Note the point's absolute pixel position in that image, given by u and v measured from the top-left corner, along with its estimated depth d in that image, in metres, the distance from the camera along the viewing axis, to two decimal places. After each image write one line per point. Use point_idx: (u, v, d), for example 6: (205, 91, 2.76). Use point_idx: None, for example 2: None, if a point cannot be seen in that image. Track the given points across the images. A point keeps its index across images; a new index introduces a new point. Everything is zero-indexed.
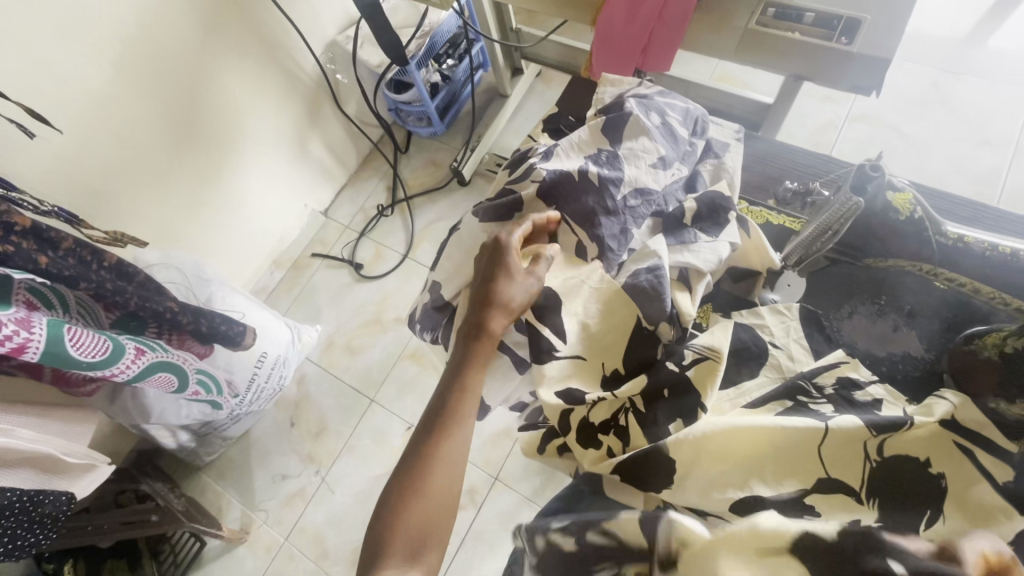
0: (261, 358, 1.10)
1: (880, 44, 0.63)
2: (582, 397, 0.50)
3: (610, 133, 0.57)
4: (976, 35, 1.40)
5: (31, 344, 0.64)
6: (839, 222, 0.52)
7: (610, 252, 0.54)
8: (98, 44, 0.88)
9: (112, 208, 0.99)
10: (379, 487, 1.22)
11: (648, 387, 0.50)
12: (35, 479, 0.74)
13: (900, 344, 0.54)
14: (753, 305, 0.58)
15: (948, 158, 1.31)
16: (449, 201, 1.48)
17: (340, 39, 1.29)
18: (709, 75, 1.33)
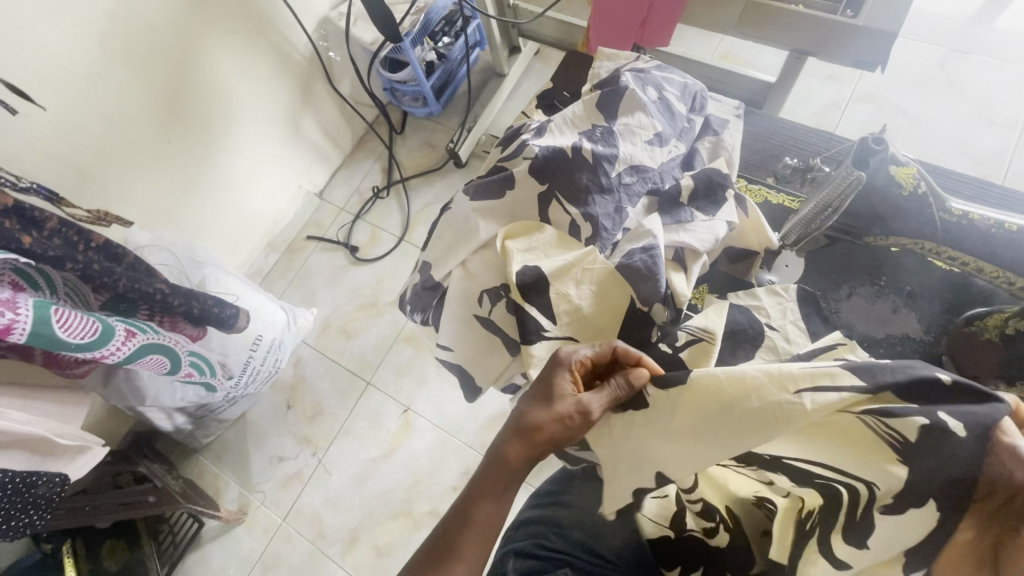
0: (257, 342, 1.09)
1: (886, 16, 0.60)
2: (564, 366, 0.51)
3: (604, 109, 0.56)
4: (985, 13, 1.37)
5: (17, 324, 0.63)
6: (841, 199, 0.51)
7: (604, 232, 0.52)
8: (81, 17, 0.85)
9: (101, 187, 0.97)
10: (375, 469, 1.22)
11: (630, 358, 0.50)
12: (28, 460, 0.74)
13: (899, 325, 0.53)
14: (750, 286, 0.57)
15: (952, 139, 1.29)
16: (445, 182, 1.46)
17: (333, 15, 1.26)
18: (712, 54, 1.30)
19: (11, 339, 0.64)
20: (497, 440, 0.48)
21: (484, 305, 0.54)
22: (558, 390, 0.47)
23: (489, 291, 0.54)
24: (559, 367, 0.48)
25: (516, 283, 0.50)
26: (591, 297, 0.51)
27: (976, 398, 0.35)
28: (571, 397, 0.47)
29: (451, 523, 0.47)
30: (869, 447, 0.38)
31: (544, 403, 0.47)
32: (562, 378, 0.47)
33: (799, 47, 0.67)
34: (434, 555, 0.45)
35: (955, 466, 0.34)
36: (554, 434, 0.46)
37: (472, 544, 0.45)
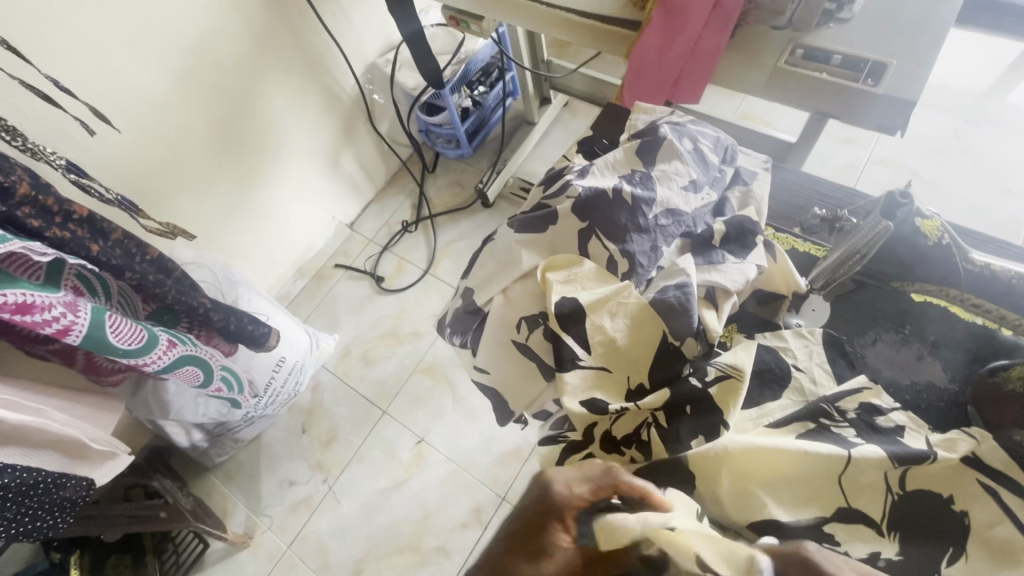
0: (280, 363, 1.12)
1: (904, 87, 0.65)
2: (605, 407, 0.50)
3: (644, 155, 0.59)
4: (996, 88, 1.44)
5: (75, 326, 0.66)
6: (869, 246, 0.52)
7: (640, 268, 0.54)
8: (161, 53, 0.93)
9: (154, 204, 1.03)
10: (385, 500, 1.21)
11: (670, 401, 0.49)
12: (60, 462, 0.75)
13: (923, 373, 0.54)
14: (778, 328, 0.58)
15: (968, 205, 1.32)
16: (471, 221, 1.52)
17: (380, 62, 1.36)
18: (733, 113, 1.37)
19: (67, 340, 0.68)
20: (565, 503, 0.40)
21: (521, 332, 0.56)
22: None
23: (527, 319, 0.56)
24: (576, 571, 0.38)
25: (554, 312, 0.53)
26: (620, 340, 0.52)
27: (945, 496, 0.43)
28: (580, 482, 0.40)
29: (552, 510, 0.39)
30: (862, 533, 0.43)
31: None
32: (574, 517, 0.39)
33: (824, 109, 0.69)
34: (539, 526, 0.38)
35: (937, 547, 0.42)
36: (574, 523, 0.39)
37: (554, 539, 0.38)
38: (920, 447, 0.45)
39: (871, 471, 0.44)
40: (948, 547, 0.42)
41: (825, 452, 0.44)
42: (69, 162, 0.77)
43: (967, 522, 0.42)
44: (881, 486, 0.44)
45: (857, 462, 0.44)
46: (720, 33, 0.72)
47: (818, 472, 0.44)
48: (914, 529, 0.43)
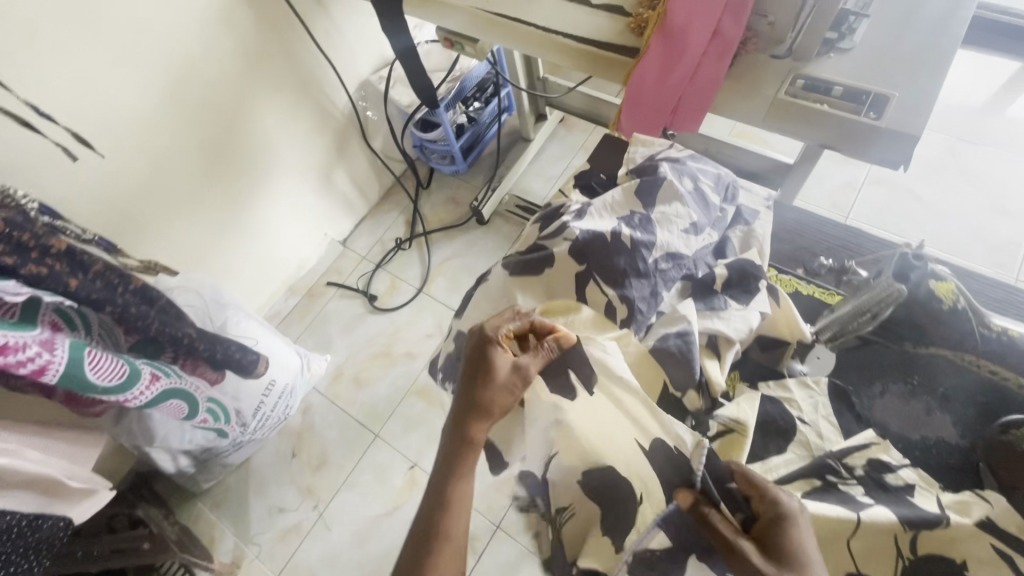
0: (270, 386, 1.09)
1: (906, 120, 0.64)
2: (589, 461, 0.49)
3: (644, 197, 0.57)
4: (991, 106, 1.44)
5: (52, 365, 0.64)
6: (878, 306, 0.53)
7: (640, 314, 0.53)
8: (147, 73, 0.90)
9: (139, 228, 1.00)
10: (377, 527, 1.19)
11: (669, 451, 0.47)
12: (36, 502, 0.72)
13: (934, 428, 0.54)
14: (782, 376, 0.54)
15: (967, 226, 1.32)
16: (466, 238, 1.50)
17: (373, 78, 1.34)
18: (728, 132, 1.37)
19: (44, 379, 0.65)
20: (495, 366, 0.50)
21: None
22: (483, 387, 0.49)
23: None
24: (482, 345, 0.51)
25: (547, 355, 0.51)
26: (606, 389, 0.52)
27: (959, 563, 0.42)
28: (509, 368, 0.50)
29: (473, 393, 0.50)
30: None
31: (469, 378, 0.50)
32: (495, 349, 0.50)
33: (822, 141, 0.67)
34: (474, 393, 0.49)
35: None
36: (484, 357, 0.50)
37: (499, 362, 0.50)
38: (931, 510, 0.43)
39: (878, 537, 0.43)
40: None
41: (832, 518, 0.42)
42: (39, 206, 0.72)
43: None
44: (891, 551, 0.43)
45: (866, 530, 0.42)
46: (719, 63, 0.70)
47: (828, 539, 0.43)
48: None
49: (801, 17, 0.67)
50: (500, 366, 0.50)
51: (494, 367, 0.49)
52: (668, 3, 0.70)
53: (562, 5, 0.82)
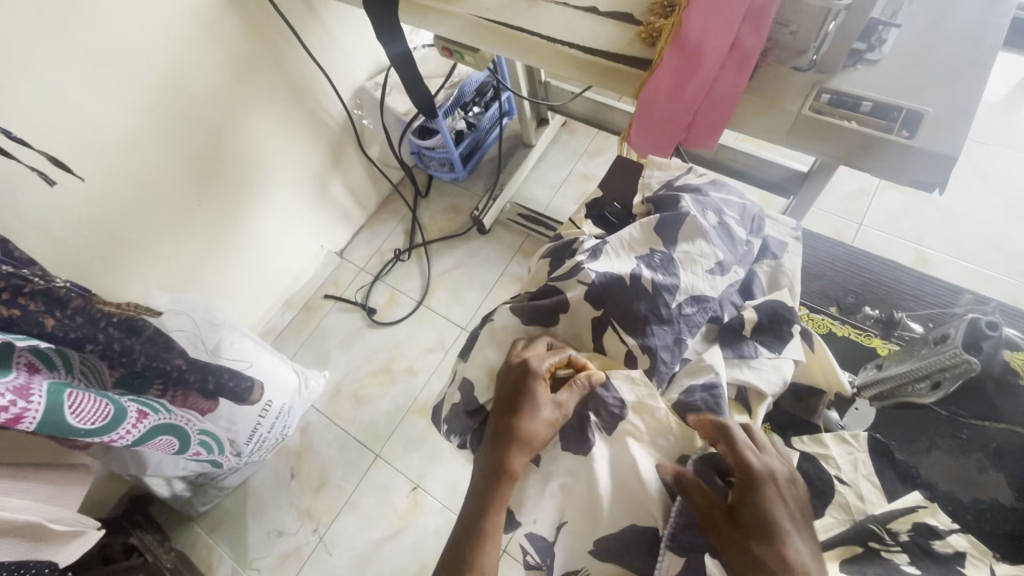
0: (266, 408, 1.05)
1: (942, 140, 0.59)
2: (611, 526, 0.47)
3: (663, 233, 0.53)
4: (1008, 105, 1.38)
5: (28, 413, 0.60)
6: (944, 377, 0.49)
7: (663, 364, 0.50)
8: (127, 88, 0.85)
9: (126, 250, 0.96)
10: (380, 551, 1.15)
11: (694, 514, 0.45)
12: (18, 548, 0.68)
13: (987, 489, 0.50)
14: (818, 429, 0.55)
15: (985, 232, 1.27)
16: (468, 248, 1.45)
17: (368, 85, 1.29)
18: (736, 137, 1.33)
19: (20, 427, 0.61)
20: (537, 403, 0.48)
21: None
22: (527, 424, 0.47)
23: None
24: (526, 379, 0.48)
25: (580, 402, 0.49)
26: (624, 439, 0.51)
27: None
28: (551, 405, 0.48)
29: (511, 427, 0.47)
30: None
31: (510, 412, 0.48)
32: (538, 384, 0.48)
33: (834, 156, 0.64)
34: (513, 428, 0.47)
35: None
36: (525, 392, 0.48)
37: (542, 398, 0.48)
38: None
39: None
40: None
41: None
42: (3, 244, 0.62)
43: None
44: None
45: None
46: (737, 78, 0.65)
47: None
48: None
49: (825, 27, 0.63)
50: (542, 405, 0.48)
51: (536, 405, 0.48)
52: (682, 13, 0.65)
53: (568, 13, 0.78)
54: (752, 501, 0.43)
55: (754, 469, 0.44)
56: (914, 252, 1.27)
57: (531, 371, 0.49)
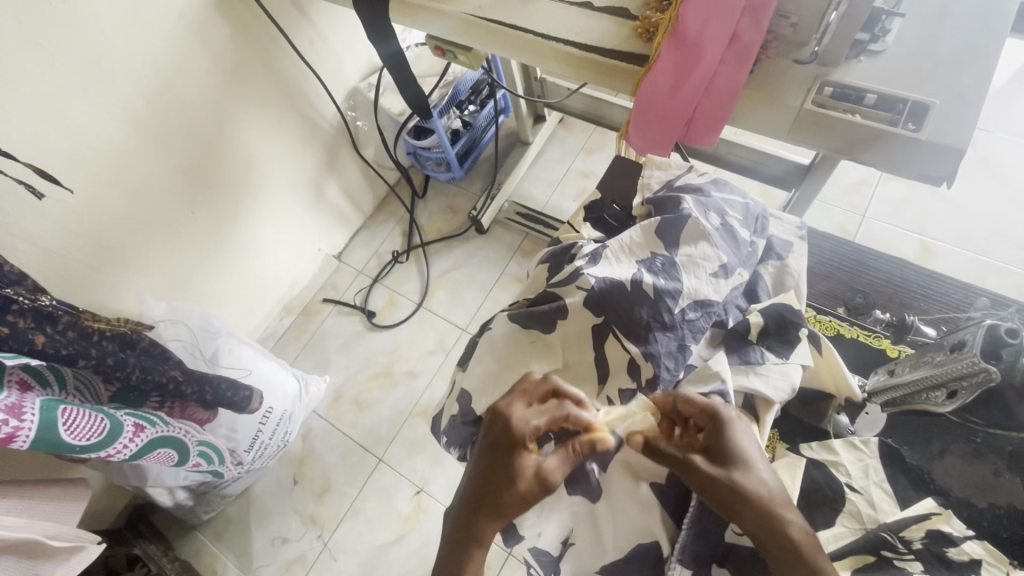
0: (267, 415, 1.04)
1: (950, 132, 0.57)
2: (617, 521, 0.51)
3: (664, 235, 0.52)
4: (1011, 92, 1.36)
5: (21, 432, 0.59)
6: (959, 383, 0.48)
7: (665, 372, 0.49)
8: (115, 96, 0.84)
9: (118, 260, 0.95)
10: (385, 556, 1.14)
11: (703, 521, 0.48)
12: (19, 568, 0.67)
13: (1005, 493, 0.48)
14: (828, 436, 0.55)
15: (989, 221, 1.26)
16: (467, 248, 1.44)
17: (362, 86, 1.27)
18: (735, 130, 1.31)
19: (13, 446, 0.60)
20: (517, 471, 0.45)
21: None
22: (501, 494, 0.45)
23: None
24: (508, 442, 0.47)
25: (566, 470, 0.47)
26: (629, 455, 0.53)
27: None
28: (532, 474, 0.46)
29: (487, 494, 0.46)
30: None
31: (489, 478, 0.46)
32: (519, 450, 0.46)
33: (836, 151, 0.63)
34: (488, 496, 0.46)
35: None
36: (504, 458, 0.46)
37: (522, 467, 0.46)
38: None
39: None
40: None
41: None
42: None
43: None
44: None
45: None
46: (737, 74, 0.64)
47: None
48: None
49: (827, 18, 0.62)
50: (522, 476, 0.45)
51: (516, 473, 0.45)
52: (680, 7, 0.63)
53: (562, 9, 0.76)
54: (723, 438, 0.45)
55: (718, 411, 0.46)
56: (919, 243, 1.26)
57: (513, 434, 0.47)
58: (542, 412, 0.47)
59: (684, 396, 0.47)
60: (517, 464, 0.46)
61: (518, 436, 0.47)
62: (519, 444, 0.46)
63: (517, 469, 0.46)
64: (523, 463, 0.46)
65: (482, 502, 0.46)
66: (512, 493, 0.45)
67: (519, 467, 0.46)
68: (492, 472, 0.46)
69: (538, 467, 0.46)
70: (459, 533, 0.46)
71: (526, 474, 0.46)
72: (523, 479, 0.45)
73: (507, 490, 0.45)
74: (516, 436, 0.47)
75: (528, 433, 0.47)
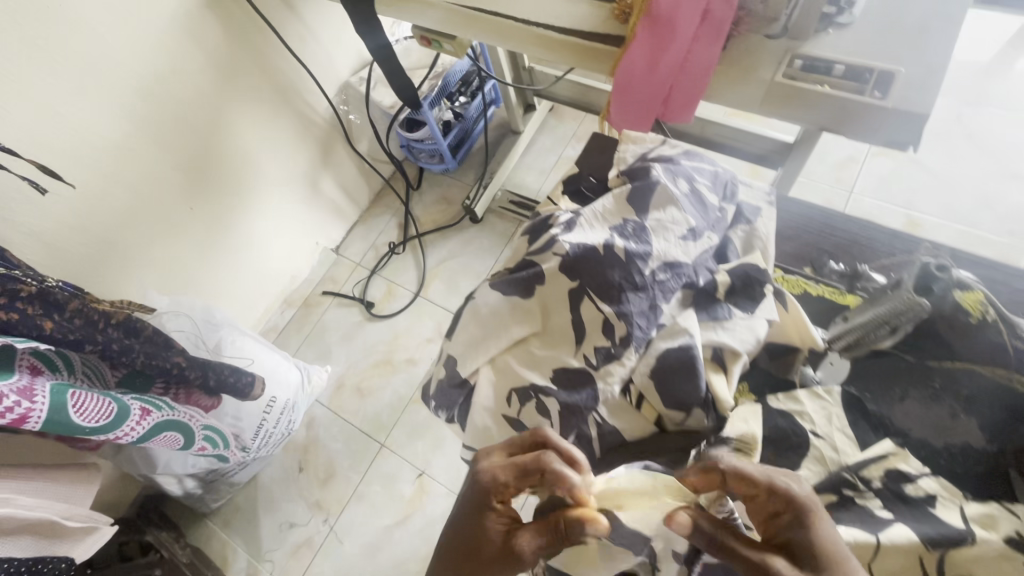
0: (270, 404, 1.07)
1: (913, 98, 0.60)
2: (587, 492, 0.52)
3: (635, 203, 0.57)
4: (998, 65, 1.37)
5: (33, 413, 0.62)
6: (897, 317, 0.54)
7: (638, 330, 0.51)
8: (113, 95, 0.86)
9: (121, 256, 0.98)
10: (389, 538, 1.17)
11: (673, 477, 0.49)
12: (36, 546, 0.70)
13: (961, 433, 0.51)
14: (794, 385, 0.55)
15: (975, 194, 1.27)
16: (461, 237, 1.46)
17: (353, 80, 1.30)
18: (723, 112, 1.32)
19: (26, 426, 0.63)
20: (485, 535, 0.48)
21: (512, 406, 0.53)
22: (468, 558, 0.48)
23: (519, 390, 0.54)
24: (481, 501, 0.49)
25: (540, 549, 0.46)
26: (609, 415, 0.51)
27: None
28: (499, 540, 0.47)
29: (458, 552, 0.49)
30: None
31: (462, 536, 0.49)
32: (489, 511, 0.48)
33: (825, 124, 0.63)
34: (458, 553, 0.49)
35: None
36: (477, 519, 0.49)
37: (490, 532, 0.48)
38: (954, 525, 0.44)
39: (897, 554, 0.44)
40: None
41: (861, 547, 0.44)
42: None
43: None
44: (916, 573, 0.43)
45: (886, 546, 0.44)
46: (711, 50, 0.66)
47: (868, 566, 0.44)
48: None
49: None
50: (489, 542, 0.47)
51: (485, 535, 0.48)
52: None
53: None
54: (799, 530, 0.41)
55: (791, 499, 0.43)
56: (906, 217, 1.27)
57: (483, 496, 0.48)
58: (514, 475, 0.48)
59: (738, 470, 0.44)
60: (487, 527, 0.48)
61: (489, 495, 0.49)
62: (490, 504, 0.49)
63: (486, 530, 0.48)
64: (491, 527, 0.48)
65: (452, 559, 0.49)
66: (478, 557, 0.47)
67: (488, 530, 0.48)
68: (465, 529, 0.49)
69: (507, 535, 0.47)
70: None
71: (496, 541, 0.48)
72: (490, 544, 0.47)
73: (474, 553, 0.48)
74: (487, 496, 0.48)
75: (498, 494, 0.48)
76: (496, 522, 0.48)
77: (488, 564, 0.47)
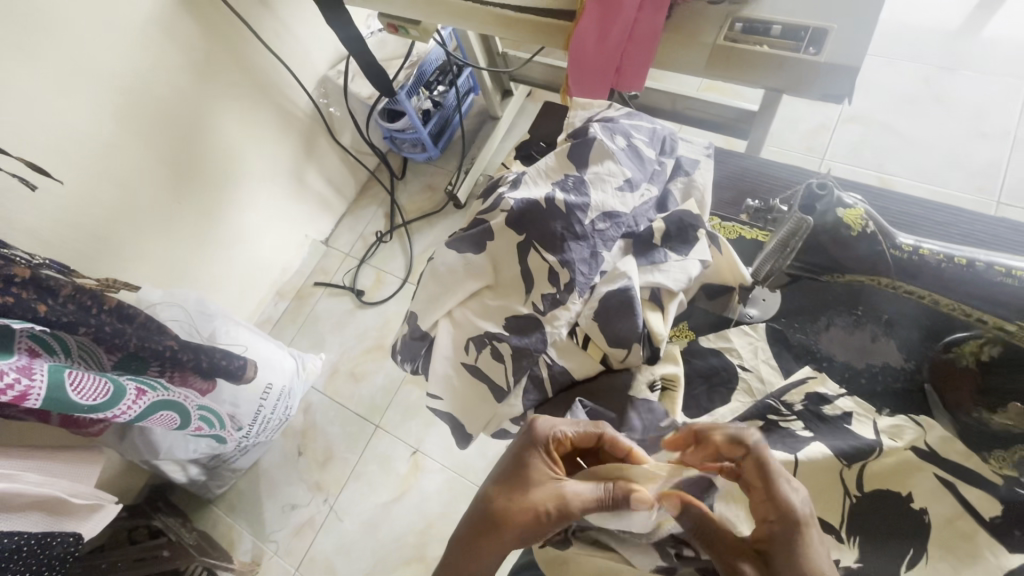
0: (267, 391, 1.11)
1: (845, 52, 0.63)
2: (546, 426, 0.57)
3: (576, 159, 0.60)
4: (968, 25, 1.37)
5: (32, 390, 0.66)
6: (793, 238, 0.59)
7: (580, 276, 0.55)
8: (95, 93, 0.90)
9: (113, 250, 1.02)
10: (388, 514, 1.22)
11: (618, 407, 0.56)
12: (44, 522, 0.75)
13: (879, 353, 0.62)
14: (731, 323, 0.64)
15: (943, 154, 1.30)
16: (446, 224, 1.50)
17: (331, 74, 1.33)
18: (697, 86, 1.34)
19: (27, 404, 0.67)
20: (537, 482, 0.51)
21: (470, 353, 0.58)
22: (518, 501, 0.50)
23: (474, 338, 0.58)
24: (533, 447, 0.52)
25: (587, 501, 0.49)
26: (558, 355, 0.58)
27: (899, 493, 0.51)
28: (551, 486, 0.50)
29: (506, 496, 0.51)
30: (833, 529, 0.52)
31: (511, 481, 0.52)
32: (540, 456, 0.52)
33: (774, 86, 0.66)
34: (505, 496, 0.51)
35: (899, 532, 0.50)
36: (527, 464, 0.52)
37: (539, 477, 0.51)
38: (866, 438, 0.53)
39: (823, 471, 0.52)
40: (909, 548, 0.49)
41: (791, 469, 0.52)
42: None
43: (927, 518, 0.50)
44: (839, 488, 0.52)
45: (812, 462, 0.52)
46: (655, 17, 0.69)
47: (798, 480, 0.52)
48: (875, 517, 0.51)
49: None
50: (540, 488, 0.50)
51: (534, 482, 0.51)
52: None
53: None
54: (783, 534, 0.43)
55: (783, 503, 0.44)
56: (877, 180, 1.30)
57: (537, 441, 0.52)
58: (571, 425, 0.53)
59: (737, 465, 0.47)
60: (538, 475, 0.51)
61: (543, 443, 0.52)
62: (542, 452, 0.52)
63: (536, 474, 0.51)
64: (541, 475, 0.51)
65: (497, 505, 0.51)
66: (527, 502, 0.50)
67: (538, 477, 0.51)
68: (515, 474, 0.52)
69: (558, 487, 0.50)
70: (470, 529, 0.51)
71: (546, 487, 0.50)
72: (541, 490, 0.50)
73: (525, 497, 0.50)
74: (539, 443, 0.52)
75: (551, 441, 0.52)
76: (544, 469, 0.51)
77: (536, 510, 0.49)
